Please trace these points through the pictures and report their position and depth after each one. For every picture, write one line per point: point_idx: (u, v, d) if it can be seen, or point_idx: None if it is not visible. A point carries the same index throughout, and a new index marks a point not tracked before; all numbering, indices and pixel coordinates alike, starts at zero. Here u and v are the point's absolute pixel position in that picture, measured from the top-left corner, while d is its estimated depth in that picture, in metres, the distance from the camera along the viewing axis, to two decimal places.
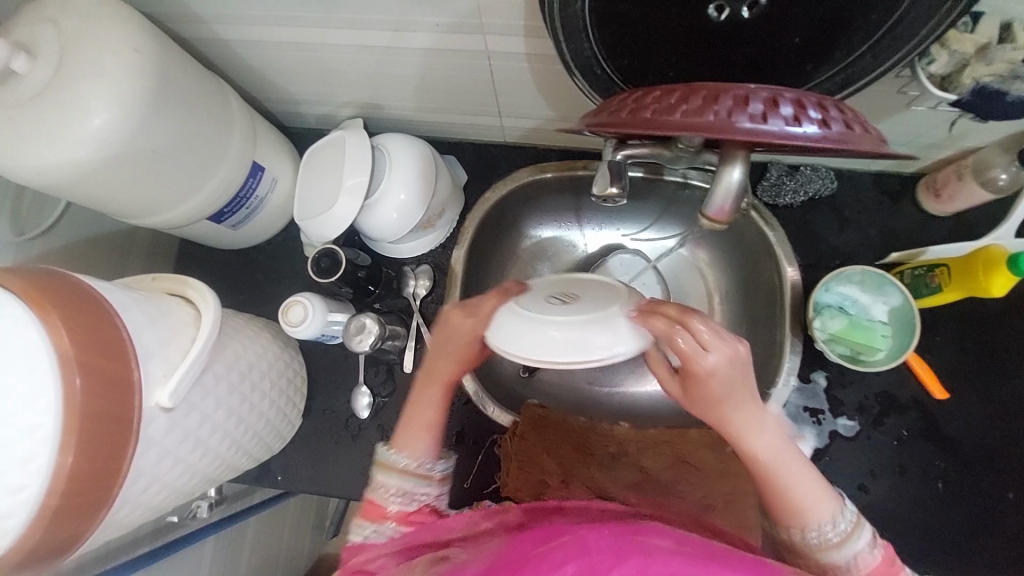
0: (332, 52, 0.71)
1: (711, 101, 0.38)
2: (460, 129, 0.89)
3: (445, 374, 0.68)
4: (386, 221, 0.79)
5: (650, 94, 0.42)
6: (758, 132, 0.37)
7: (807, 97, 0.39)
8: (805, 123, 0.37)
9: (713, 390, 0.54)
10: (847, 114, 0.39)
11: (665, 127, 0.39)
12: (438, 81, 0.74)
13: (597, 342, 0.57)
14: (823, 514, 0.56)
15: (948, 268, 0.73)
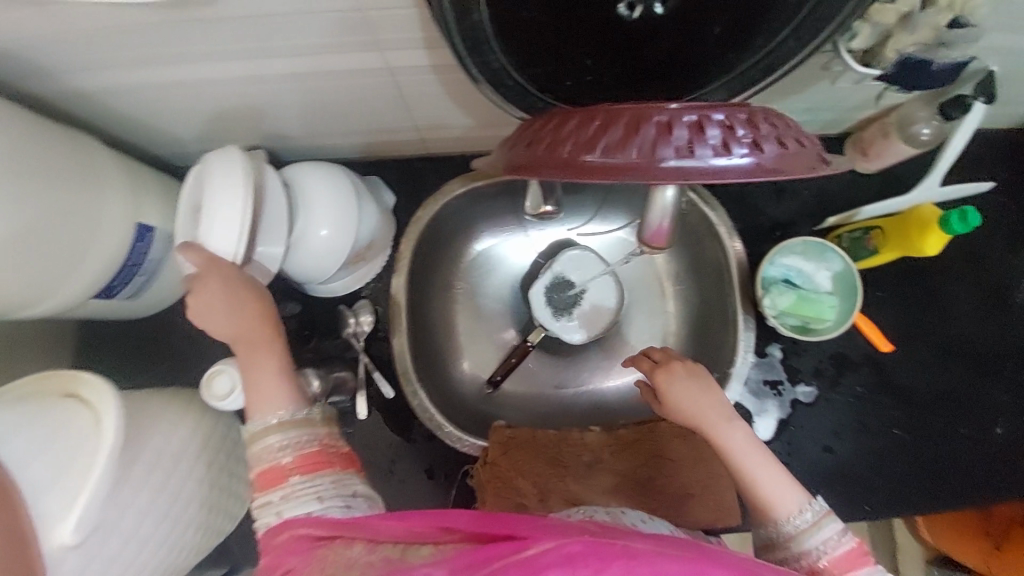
0: (213, 87, 0.62)
1: (632, 132, 0.34)
2: (378, 146, 0.81)
3: (259, 332, 0.63)
4: (310, 262, 0.71)
5: (568, 121, 0.37)
6: (684, 168, 0.33)
7: (737, 115, 0.35)
8: (734, 150, 0.33)
9: (681, 397, 0.64)
10: (781, 129, 0.36)
11: (584, 167, 0.34)
12: (341, 102, 0.66)
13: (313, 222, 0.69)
14: (794, 504, 0.58)
15: (883, 230, 0.75)
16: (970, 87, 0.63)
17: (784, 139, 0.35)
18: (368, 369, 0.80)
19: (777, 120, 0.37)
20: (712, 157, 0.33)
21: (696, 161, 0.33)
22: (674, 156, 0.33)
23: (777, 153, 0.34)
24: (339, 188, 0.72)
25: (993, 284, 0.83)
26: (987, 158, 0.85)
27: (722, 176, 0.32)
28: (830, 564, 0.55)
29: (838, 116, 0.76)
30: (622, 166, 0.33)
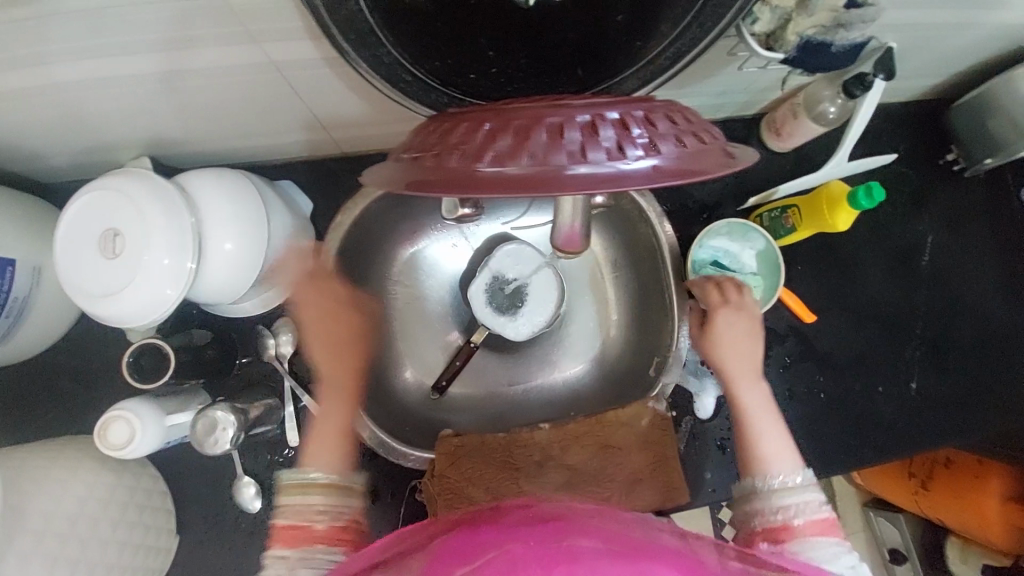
0: (75, 90, 0.54)
1: (521, 138, 0.31)
2: (285, 150, 0.75)
3: (347, 382, 0.72)
4: (209, 283, 0.64)
5: (457, 129, 0.34)
6: (579, 174, 0.30)
7: (635, 114, 0.33)
8: (630, 152, 0.31)
9: (723, 337, 0.74)
10: (683, 127, 0.34)
11: (472, 179, 0.31)
12: (230, 104, 0.60)
13: (212, 242, 0.62)
14: (784, 467, 0.63)
15: (798, 208, 0.78)
16: (867, 65, 0.65)
17: (685, 138, 0.33)
18: (295, 392, 0.74)
19: (679, 118, 0.35)
20: (607, 160, 0.31)
21: (592, 165, 0.30)
22: (567, 161, 0.31)
23: (678, 152, 0.32)
24: (240, 195, 0.64)
25: (899, 250, 0.89)
26: (889, 131, 0.90)
27: (620, 182, 0.30)
28: (804, 523, 0.57)
29: (752, 96, 0.78)
30: (511, 176, 0.31)
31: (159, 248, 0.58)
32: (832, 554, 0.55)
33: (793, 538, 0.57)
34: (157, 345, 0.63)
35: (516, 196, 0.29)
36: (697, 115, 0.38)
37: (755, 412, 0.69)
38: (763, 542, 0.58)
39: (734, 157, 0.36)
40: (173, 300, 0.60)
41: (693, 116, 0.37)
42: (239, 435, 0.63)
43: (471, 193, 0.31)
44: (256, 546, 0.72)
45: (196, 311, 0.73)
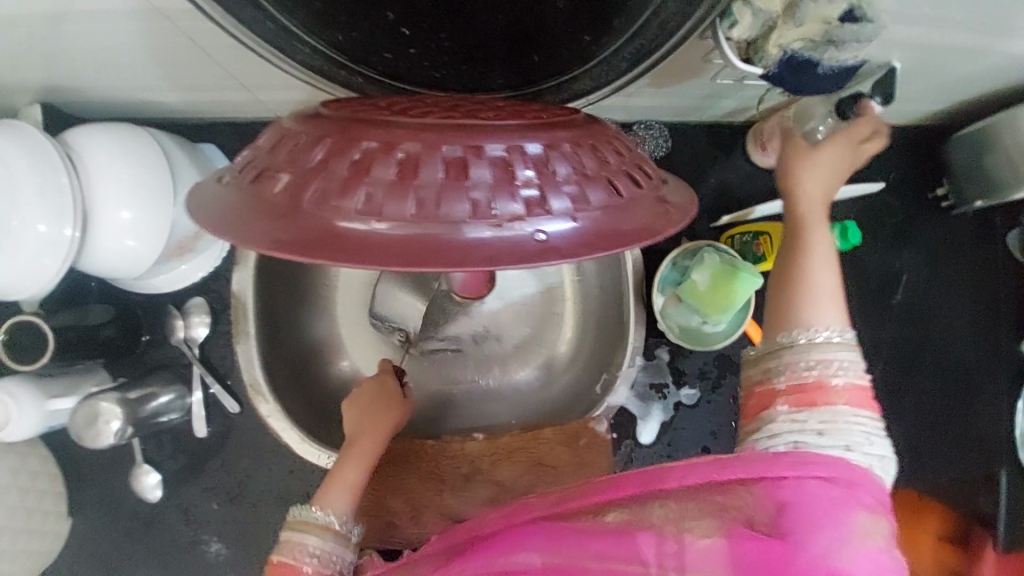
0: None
1: (360, 175, 0.25)
2: (208, 108, 0.65)
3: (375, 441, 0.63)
4: (100, 256, 0.56)
5: (299, 148, 0.27)
6: (422, 237, 0.24)
7: (525, 153, 0.26)
8: (500, 207, 0.24)
9: (812, 171, 0.57)
10: (593, 173, 0.27)
11: (293, 228, 0.25)
12: (127, 54, 0.51)
13: (104, 210, 0.54)
14: (832, 321, 0.50)
15: (770, 235, 0.73)
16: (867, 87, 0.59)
17: (587, 190, 0.26)
18: (204, 379, 0.68)
19: (591, 157, 0.27)
20: (466, 219, 0.24)
21: (446, 227, 0.24)
22: (415, 217, 0.24)
23: (569, 210, 0.25)
24: (142, 158, 0.57)
25: (874, 285, 0.84)
26: (882, 156, 0.83)
27: (472, 254, 0.23)
28: (844, 386, 0.47)
29: (738, 103, 0.70)
30: (338, 230, 0.24)
31: (27, 211, 0.50)
32: (865, 437, 0.45)
33: (823, 402, 0.46)
34: (36, 323, 0.56)
35: (333, 265, 0.22)
36: (626, 149, 0.30)
37: (818, 270, 0.53)
38: (784, 403, 0.47)
39: (659, 208, 0.28)
40: (55, 272, 0.53)
41: (617, 151, 0.29)
42: (127, 429, 0.59)
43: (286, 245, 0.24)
44: (155, 536, 0.68)
45: (95, 286, 0.65)
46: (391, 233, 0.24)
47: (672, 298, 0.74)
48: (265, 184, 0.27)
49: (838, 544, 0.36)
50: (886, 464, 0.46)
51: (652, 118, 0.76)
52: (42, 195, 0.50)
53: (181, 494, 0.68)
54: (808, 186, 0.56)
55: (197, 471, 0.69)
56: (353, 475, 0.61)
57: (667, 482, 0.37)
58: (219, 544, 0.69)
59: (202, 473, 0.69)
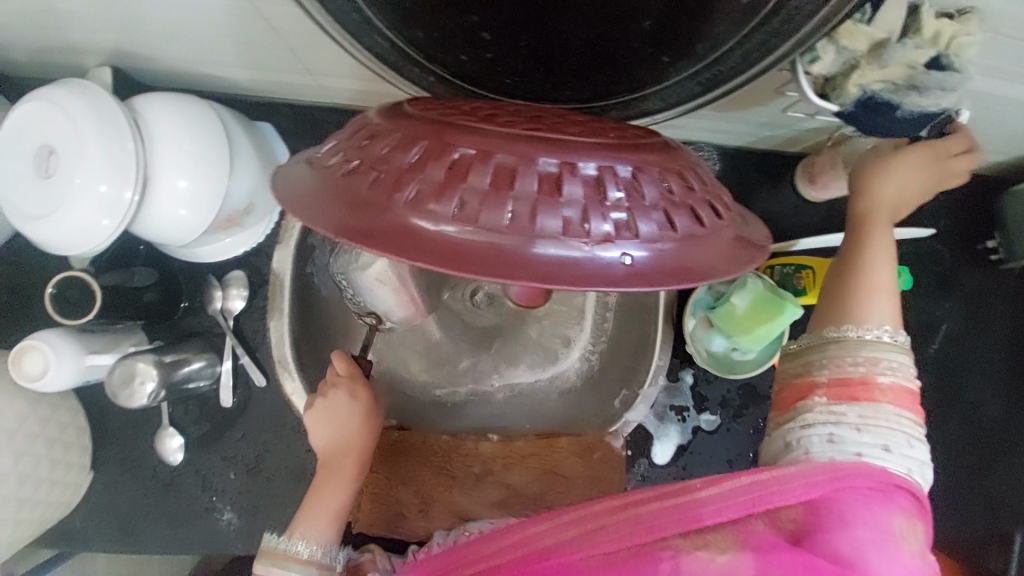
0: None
1: (455, 181, 0.25)
2: (268, 87, 0.66)
3: (348, 466, 0.65)
4: (152, 220, 0.58)
5: (389, 145, 0.27)
6: (513, 251, 0.24)
7: (617, 173, 0.26)
8: (592, 227, 0.24)
9: (901, 175, 0.53)
10: (679, 200, 0.27)
11: (383, 227, 0.25)
12: (203, 28, 0.52)
13: (161, 177, 0.56)
14: (880, 321, 0.51)
15: (813, 270, 0.71)
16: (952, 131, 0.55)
17: (674, 217, 0.26)
18: (235, 350, 0.69)
19: (677, 182, 0.27)
20: (557, 237, 0.24)
21: (536, 243, 0.24)
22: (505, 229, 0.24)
23: (656, 236, 0.25)
24: (203, 131, 0.58)
25: (910, 332, 0.82)
26: (935, 201, 0.81)
27: (564, 272, 0.24)
28: (890, 384, 0.49)
29: (796, 134, 0.69)
30: (429, 234, 0.25)
31: (93, 171, 0.52)
32: (906, 440, 0.48)
33: (866, 398, 0.48)
34: (86, 280, 0.57)
35: (428, 271, 0.23)
36: (707, 178, 0.30)
37: (877, 271, 0.53)
38: (824, 395, 0.49)
39: (738, 242, 0.28)
40: (110, 232, 0.54)
41: (700, 179, 0.29)
42: (160, 392, 0.61)
43: (379, 242, 0.25)
44: (171, 497, 0.70)
45: (144, 250, 0.66)
46: (482, 242, 0.24)
47: (703, 322, 0.74)
48: (353, 179, 0.27)
49: (873, 539, 0.40)
50: (924, 470, 0.48)
51: (704, 140, 0.75)
52: (109, 156, 0.52)
53: (200, 460, 0.70)
54: (887, 185, 0.53)
55: (219, 440, 0.70)
56: (334, 502, 0.63)
57: (702, 518, 0.39)
58: (232, 513, 0.70)
59: (222, 442, 0.70)
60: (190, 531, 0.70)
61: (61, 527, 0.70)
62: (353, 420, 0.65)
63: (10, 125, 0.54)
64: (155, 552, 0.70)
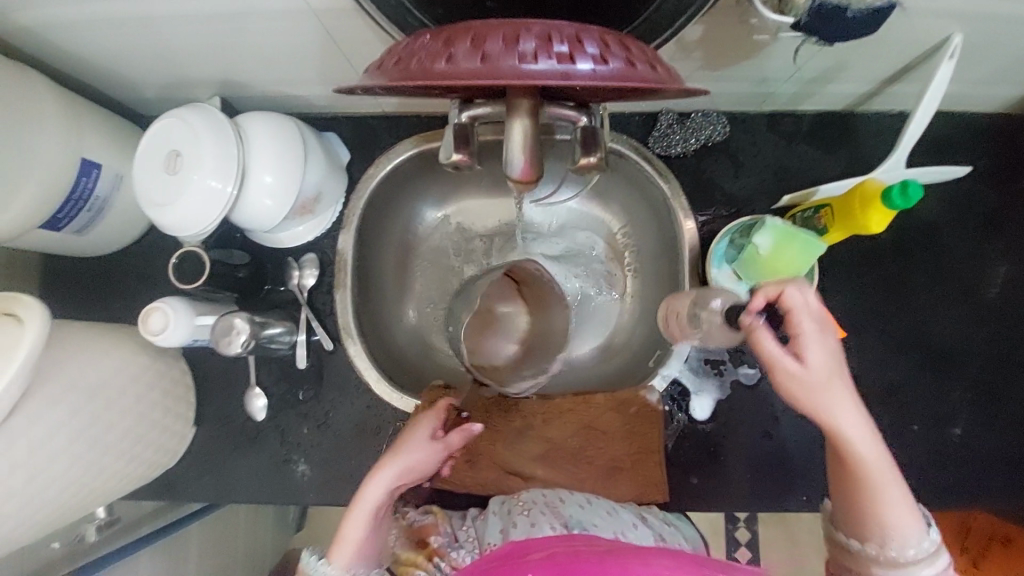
0: (167, 25, 0.63)
1: (445, 42, 0.33)
2: (332, 102, 0.83)
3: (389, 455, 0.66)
4: (245, 211, 0.73)
5: (408, 42, 0.37)
6: (483, 74, 0.31)
7: (564, 27, 0.33)
8: (542, 59, 0.31)
9: (815, 389, 0.52)
10: (616, 50, 0.33)
11: (399, 78, 0.34)
12: (281, 49, 0.68)
13: (253, 173, 0.71)
14: (902, 536, 0.52)
15: (831, 208, 0.71)
16: (952, 58, 0.60)
17: (610, 58, 0.33)
18: (309, 321, 0.82)
19: (617, 39, 0.34)
20: (515, 64, 0.31)
21: (499, 67, 0.31)
22: (479, 63, 0.32)
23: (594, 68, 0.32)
24: (284, 135, 0.73)
25: (963, 279, 0.79)
26: (969, 143, 0.80)
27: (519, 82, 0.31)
28: None
29: (799, 87, 0.74)
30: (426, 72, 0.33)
31: (207, 170, 0.68)
32: None
33: None
34: (197, 254, 0.73)
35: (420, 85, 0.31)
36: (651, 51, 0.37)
37: (881, 476, 0.52)
38: None
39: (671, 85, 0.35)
40: (215, 217, 0.69)
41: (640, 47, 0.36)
42: (251, 342, 0.72)
43: (396, 86, 0.34)
44: (255, 451, 0.81)
45: (240, 237, 0.83)
46: (460, 69, 0.31)
47: (730, 275, 0.76)
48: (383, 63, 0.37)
49: None
50: None
51: (711, 107, 0.81)
52: (218, 157, 0.68)
53: (279, 417, 0.81)
54: (823, 384, 0.52)
55: (294, 398, 0.81)
56: (353, 531, 0.62)
57: None
58: (305, 465, 0.80)
59: (297, 401, 0.81)
60: (269, 482, 0.80)
61: (167, 477, 0.82)
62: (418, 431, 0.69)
63: (147, 135, 0.71)
64: (241, 501, 0.80)
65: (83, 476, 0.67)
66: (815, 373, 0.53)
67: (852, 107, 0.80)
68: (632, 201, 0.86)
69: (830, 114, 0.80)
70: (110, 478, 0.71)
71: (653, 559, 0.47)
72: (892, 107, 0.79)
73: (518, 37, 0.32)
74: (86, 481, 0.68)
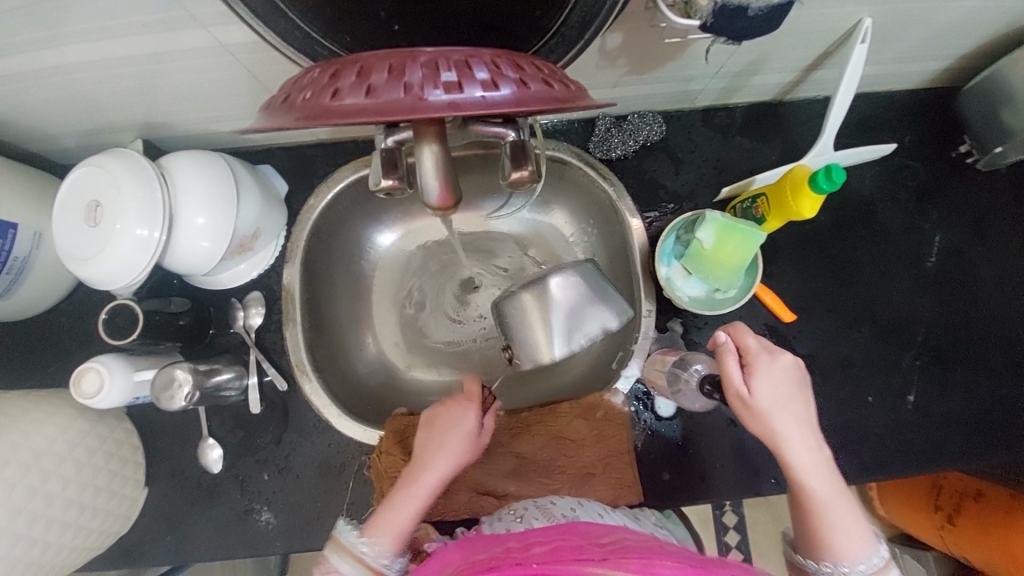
0: (74, 73, 0.60)
1: (332, 78, 0.33)
2: (263, 135, 0.80)
3: (421, 461, 0.67)
4: (178, 258, 0.69)
5: (299, 79, 0.36)
6: (367, 109, 0.31)
7: (451, 57, 0.33)
8: (428, 90, 0.31)
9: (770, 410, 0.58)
10: (507, 73, 0.34)
11: (291, 114, 0.34)
12: (199, 87, 0.65)
13: (182, 215, 0.67)
14: (851, 544, 0.58)
15: (766, 196, 0.72)
16: (862, 42, 0.63)
17: (499, 82, 0.33)
18: (260, 363, 0.78)
19: (509, 62, 0.34)
20: (400, 96, 0.31)
21: (385, 100, 0.31)
22: (364, 98, 0.31)
23: (482, 93, 0.32)
24: (212, 171, 0.69)
25: (901, 251, 0.82)
26: (891, 121, 0.83)
27: (404, 115, 0.30)
28: None
29: (726, 82, 0.76)
30: (316, 109, 0.32)
31: (132, 217, 0.64)
32: None
33: None
34: (130, 307, 0.69)
35: (308, 123, 0.31)
36: (548, 68, 0.38)
37: (830, 489, 0.58)
38: None
39: (568, 104, 0.35)
40: (145, 266, 0.66)
41: (537, 67, 0.36)
42: (195, 394, 0.69)
43: (290, 126, 0.33)
44: (215, 504, 0.77)
45: (177, 282, 0.80)
46: (345, 105, 0.31)
47: (680, 270, 0.78)
48: (280, 99, 0.36)
49: None
50: None
51: (645, 108, 0.82)
52: (141, 204, 0.65)
53: (237, 466, 0.77)
54: (782, 420, 0.58)
55: (251, 445, 0.78)
56: (401, 516, 0.64)
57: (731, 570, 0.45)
58: (269, 514, 0.76)
59: (254, 445, 0.78)
60: (232, 535, 0.76)
61: (121, 546, 0.77)
62: (449, 437, 0.68)
63: (67, 188, 0.68)
64: (204, 559, 0.76)
65: (21, 557, 0.62)
66: (772, 412, 0.58)
67: (779, 97, 0.82)
68: (580, 207, 0.87)
69: (759, 105, 0.83)
70: (53, 555, 0.66)
71: (656, 561, 0.45)
72: (817, 93, 0.82)
73: (402, 69, 0.32)
74: (27, 562, 0.63)
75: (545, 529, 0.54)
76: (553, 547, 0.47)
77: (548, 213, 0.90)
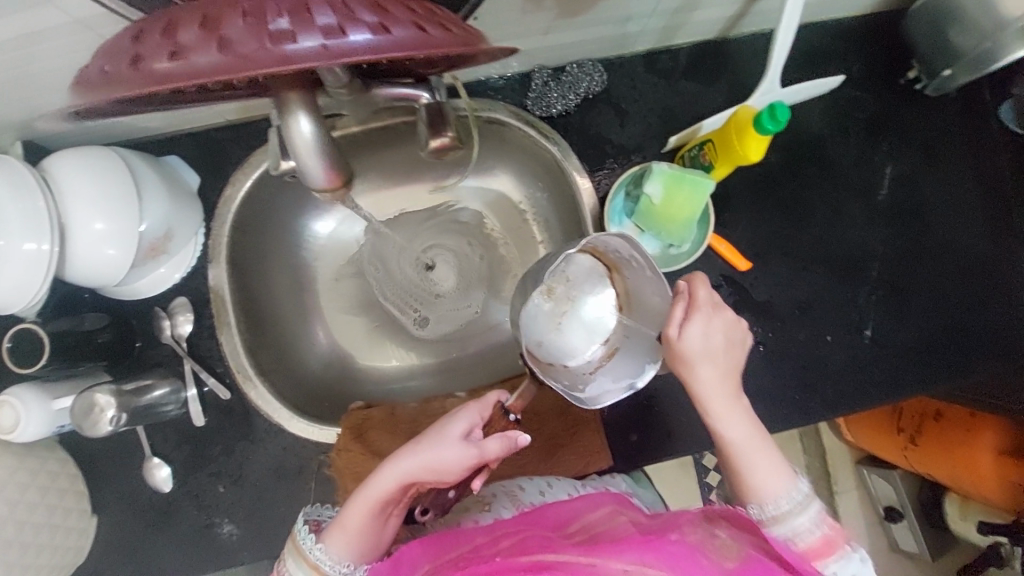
0: None
1: (142, 39, 0.28)
2: (162, 121, 0.71)
3: (393, 468, 0.56)
4: (80, 270, 0.62)
5: (115, 42, 0.31)
6: (179, 72, 0.26)
7: (288, 1, 0.28)
8: (254, 43, 0.26)
9: (692, 356, 0.59)
10: (360, 16, 0.28)
11: (103, 87, 0.29)
12: (66, 73, 0.57)
13: (74, 221, 0.60)
14: (771, 489, 0.59)
15: (712, 142, 0.69)
16: None
17: (347, 28, 0.27)
18: (198, 373, 0.73)
19: (364, 3, 0.29)
20: (216, 54, 0.26)
21: (197, 60, 0.26)
22: (174, 59, 0.26)
23: (323, 43, 0.27)
24: (102, 169, 0.61)
25: (853, 186, 0.80)
26: (838, 50, 0.79)
27: (220, 76, 0.26)
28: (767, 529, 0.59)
29: (664, 20, 0.70)
30: (121, 77, 0.27)
31: (12, 231, 0.56)
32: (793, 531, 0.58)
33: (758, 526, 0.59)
34: (32, 331, 0.63)
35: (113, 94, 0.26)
36: (420, 6, 0.32)
37: (750, 434, 0.60)
38: None
39: (443, 49, 0.30)
40: (40, 284, 0.59)
41: (404, 6, 0.31)
42: (121, 416, 0.66)
43: (99, 100, 0.28)
44: (171, 523, 0.73)
45: (90, 296, 0.73)
46: (154, 71, 0.26)
47: (632, 229, 0.74)
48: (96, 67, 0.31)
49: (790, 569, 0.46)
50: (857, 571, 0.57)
51: (583, 56, 0.76)
52: (21, 214, 0.57)
53: (189, 481, 0.73)
54: (707, 370, 0.60)
55: (202, 458, 0.73)
56: (354, 516, 0.57)
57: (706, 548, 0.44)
58: (231, 525, 0.73)
59: (204, 458, 0.73)
60: (194, 552, 0.73)
61: None
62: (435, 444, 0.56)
63: None
64: None
65: None
66: (699, 362, 0.59)
67: (722, 33, 0.77)
68: (525, 170, 0.82)
69: (703, 43, 0.78)
70: None
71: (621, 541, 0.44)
72: (761, 26, 0.77)
73: (223, 18, 0.27)
74: None
75: (516, 518, 0.52)
76: (519, 539, 0.46)
77: (493, 180, 0.84)
